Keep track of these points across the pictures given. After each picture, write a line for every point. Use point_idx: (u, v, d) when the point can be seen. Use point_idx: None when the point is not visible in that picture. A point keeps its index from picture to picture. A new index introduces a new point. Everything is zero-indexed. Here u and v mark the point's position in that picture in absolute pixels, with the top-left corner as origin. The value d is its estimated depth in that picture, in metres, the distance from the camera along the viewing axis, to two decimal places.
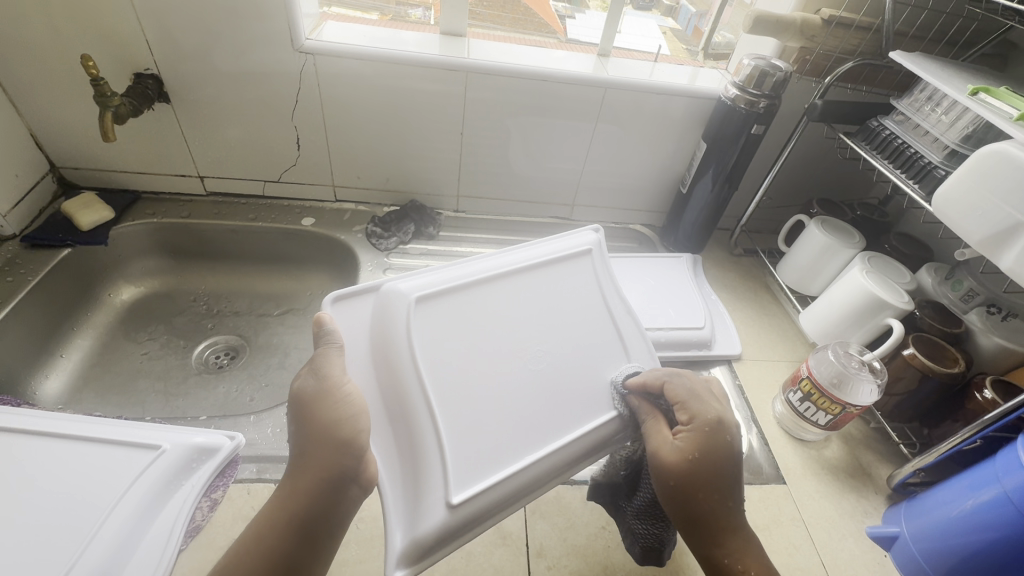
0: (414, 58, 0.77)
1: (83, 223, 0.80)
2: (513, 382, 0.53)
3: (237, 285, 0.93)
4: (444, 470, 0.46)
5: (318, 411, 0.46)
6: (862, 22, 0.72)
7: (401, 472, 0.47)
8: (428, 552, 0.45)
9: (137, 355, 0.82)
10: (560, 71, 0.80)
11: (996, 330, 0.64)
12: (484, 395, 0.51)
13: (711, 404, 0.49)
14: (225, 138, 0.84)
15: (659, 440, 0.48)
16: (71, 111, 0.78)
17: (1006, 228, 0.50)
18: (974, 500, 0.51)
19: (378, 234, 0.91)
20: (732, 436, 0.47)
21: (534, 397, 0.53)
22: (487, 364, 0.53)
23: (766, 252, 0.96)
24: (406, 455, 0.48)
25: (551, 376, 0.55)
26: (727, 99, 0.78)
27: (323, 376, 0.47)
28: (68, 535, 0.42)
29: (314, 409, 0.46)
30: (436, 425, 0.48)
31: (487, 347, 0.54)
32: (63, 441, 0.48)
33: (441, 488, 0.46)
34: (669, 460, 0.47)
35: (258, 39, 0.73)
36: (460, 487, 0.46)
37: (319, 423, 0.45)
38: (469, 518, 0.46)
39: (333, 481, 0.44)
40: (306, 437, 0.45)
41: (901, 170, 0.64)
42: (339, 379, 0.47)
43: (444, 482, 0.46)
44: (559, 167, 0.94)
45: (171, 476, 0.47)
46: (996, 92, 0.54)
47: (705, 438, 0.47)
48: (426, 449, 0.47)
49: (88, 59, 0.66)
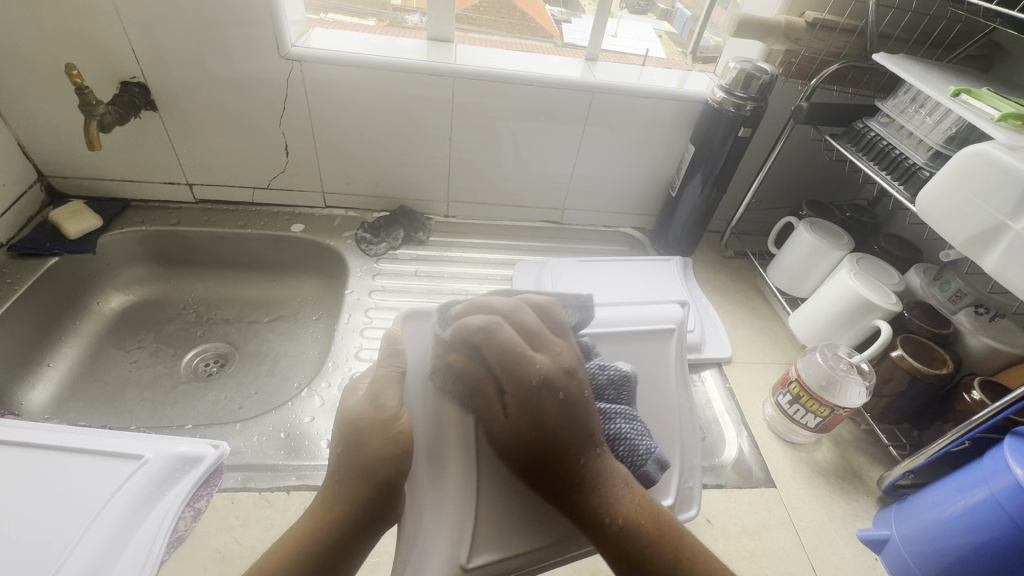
0: (402, 64, 0.77)
1: (70, 231, 0.80)
2: None
3: (227, 293, 0.93)
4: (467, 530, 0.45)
5: (376, 436, 0.45)
6: (846, 25, 0.72)
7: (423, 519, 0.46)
8: None
9: (125, 363, 0.82)
10: (548, 75, 0.81)
11: (985, 331, 0.64)
12: None
13: (530, 359, 0.46)
14: (214, 146, 0.84)
15: (532, 381, 0.47)
16: (59, 121, 0.78)
17: (990, 229, 0.50)
18: (963, 502, 0.51)
19: (368, 240, 0.91)
20: (577, 376, 0.47)
21: None
22: None
23: (756, 255, 0.96)
24: (436, 504, 0.47)
25: None
26: (714, 102, 0.78)
27: (380, 403, 0.47)
28: (46, 547, 0.41)
29: (368, 435, 0.45)
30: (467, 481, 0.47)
31: None
32: (46, 452, 0.48)
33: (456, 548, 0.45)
34: (540, 400, 0.45)
35: (244, 45, 0.74)
36: (478, 549, 0.45)
37: (371, 450, 0.44)
38: None
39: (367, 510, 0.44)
40: (346, 463, 0.44)
41: (886, 171, 0.64)
42: (394, 411, 0.47)
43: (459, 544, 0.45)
44: (550, 171, 0.94)
45: (153, 486, 0.47)
46: (977, 93, 0.54)
47: (563, 378, 0.46)
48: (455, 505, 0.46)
49: (72, 67, 0.66)
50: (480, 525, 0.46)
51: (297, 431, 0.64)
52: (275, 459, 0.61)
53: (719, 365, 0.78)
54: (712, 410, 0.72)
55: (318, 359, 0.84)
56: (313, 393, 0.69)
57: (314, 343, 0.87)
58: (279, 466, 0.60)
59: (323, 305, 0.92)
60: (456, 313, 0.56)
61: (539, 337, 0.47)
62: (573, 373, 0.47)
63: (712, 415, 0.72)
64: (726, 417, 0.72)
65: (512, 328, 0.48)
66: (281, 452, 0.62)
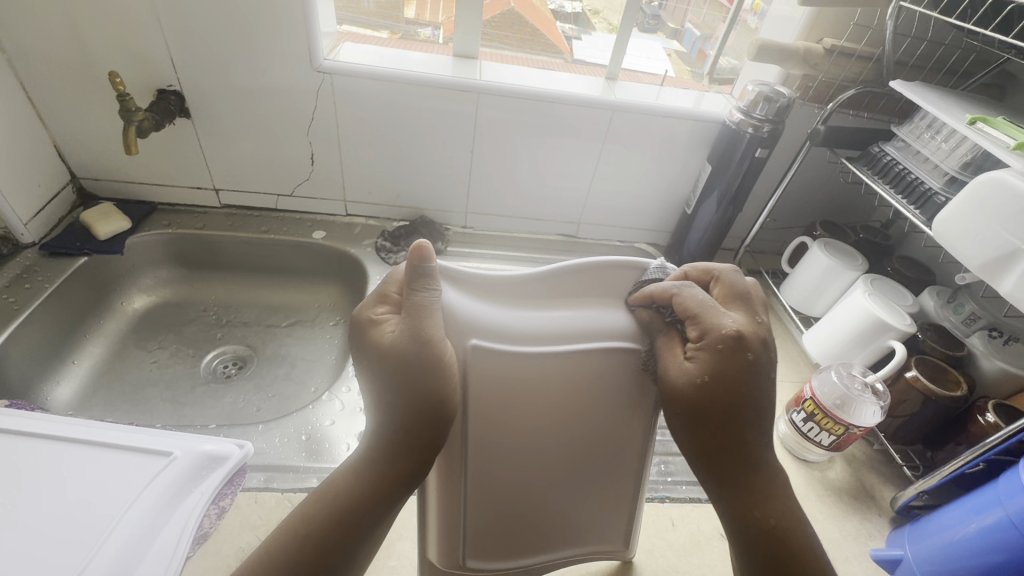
0: (428, 79, 0.79)
1: (100, 232, 0.83)
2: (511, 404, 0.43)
3: (247, 296, 0.95)
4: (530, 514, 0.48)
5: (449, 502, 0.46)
6: (862, 52, 0.74)
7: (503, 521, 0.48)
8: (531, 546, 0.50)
9: (147, 363, 0.83)
10: (570, 93, 0.82)
11: (999, 354, 0.65)
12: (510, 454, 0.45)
13: (723, 317, 0.39)
14: (240, 152, 0.87)
15: (669, 360, 0.40)
16: (96, 125, 0.81)
17: (1005, 254, 0.51)
18: (978, 523, 0.51)
19: (388, 249, 0.92)
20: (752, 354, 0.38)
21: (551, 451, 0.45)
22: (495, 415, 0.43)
23: (769, 273, 0.97)
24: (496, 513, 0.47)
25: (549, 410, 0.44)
26: (731, 123, 0.79)
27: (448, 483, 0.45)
28: (79, 538, 0.43)
29: (366, 515, 0.39)
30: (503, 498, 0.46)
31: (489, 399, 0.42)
32: (80, 446, 0.50)
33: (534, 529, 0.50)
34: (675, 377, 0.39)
35: (277, 59, 0.76)
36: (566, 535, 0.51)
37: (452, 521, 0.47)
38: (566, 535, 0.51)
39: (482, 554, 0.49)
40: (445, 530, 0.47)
41: (901, 195, 0.66)
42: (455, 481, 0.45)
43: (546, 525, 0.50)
44: (567, 185, 0.95)
45: (181, 483, 0.49)
46: (993, 122, 0.56)
47: (721, 360, 0.38)
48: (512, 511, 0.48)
49: (116, 75, 0.69)
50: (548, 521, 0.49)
51: (317, 433, 0.65)
52: (296, 461, 0.62)
53: None
54: None
55: (336, 364, 0.86)
56: (332, 398, 0.70)
57: (332, 348, 0.89)
58: (301, 467, 0.61)
59: (341, 311, 0.94)
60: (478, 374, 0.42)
61: (747, 299, 0.41)
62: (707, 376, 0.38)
63: None
64: None
65: (682, 305, 0.40)
66: (302, 454, 0.63)
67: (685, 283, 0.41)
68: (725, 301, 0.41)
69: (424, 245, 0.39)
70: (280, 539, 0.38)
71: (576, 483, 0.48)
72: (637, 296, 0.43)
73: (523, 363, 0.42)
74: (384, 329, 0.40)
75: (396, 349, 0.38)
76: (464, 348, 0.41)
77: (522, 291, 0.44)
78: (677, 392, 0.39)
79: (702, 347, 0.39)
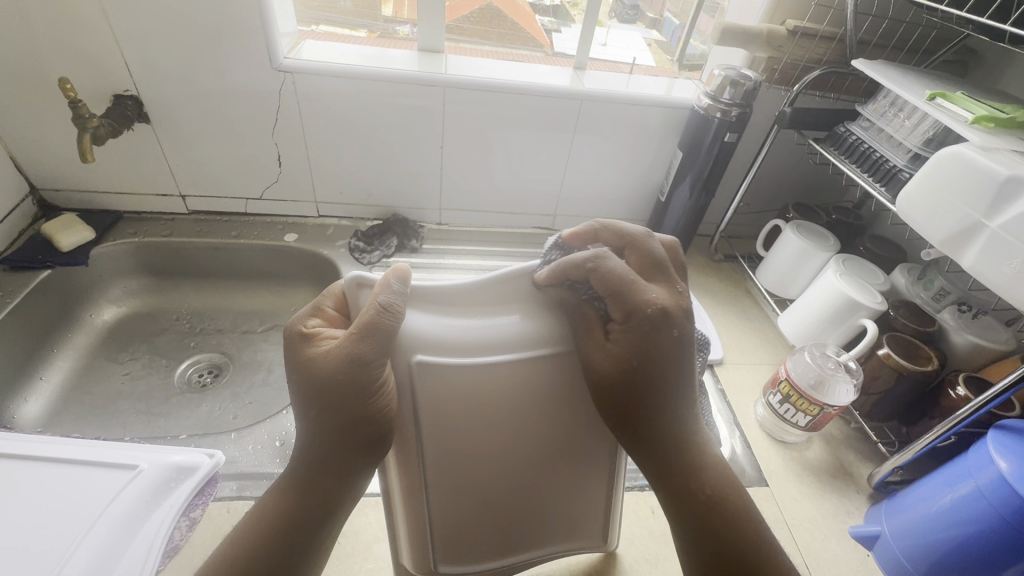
0: (394, 75, 0.78)
1: (63, 244, 0.80)
2: (473, 407, 0.43)
3: (220, 302, 0.93)
4: (501, 513, 0.48)
5: (412, 507, 0.45)
6: (826, 32, 0.74)
7: (470, 520, 0.48)
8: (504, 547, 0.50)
9: (119, 375, 0.82)
10: (539, 85, 0.82)
11: (968, 328, 0.65)
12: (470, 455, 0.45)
13: (644, 292, 0.39)
14: (205, 157, 0.85)
15: (590, 345, 0.40)
16: (52, 134, 0.79)
17: (967, 228, 0.51)
18: (951, 496, 0.52)
19: (361, 249, 0.91)
20: (677, 331, 0.39)
21: (515, 449, 0.45)
22: (451, 416, 0.43)
23: (745, 257, 0.98)
24: (461, 515, 0.47)
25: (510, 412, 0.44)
26: (700, 108, 0.79)
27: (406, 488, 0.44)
28: (40, 558, 0.42)
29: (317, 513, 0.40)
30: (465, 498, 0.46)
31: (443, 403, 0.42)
32: (41, 464, 0.48)
33: (506, 531, 0.49)
34: (597, 364, 0.39)
35: (236, 60, 0.75)
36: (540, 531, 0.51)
37: (418, 526, 0.46)
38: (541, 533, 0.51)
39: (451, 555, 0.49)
40: (410, 533, 0.47)
41: (867, 174, 0.66)
42: (414, 485, 0.44)
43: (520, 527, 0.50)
44: (540, 178, 0.95)
45: (149, 496, 0.48)
46: (952, 97, 0.56)
47: (637, 338, 0.39)
48: (479, 511, 0.47)
49: (66, 81, 0.67)
50: (518, 519, 0.49)
51: (292, 439, 0.64)
52: (271, 467, 0.61)
53: (711, 367, 0.80)
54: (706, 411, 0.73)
55: None
56: None
57: None
58: (276, 473, 0.60)
59: None
60: (426, 377, 0.40)
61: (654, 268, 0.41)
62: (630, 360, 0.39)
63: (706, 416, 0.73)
64: (720, 418, 0.73)
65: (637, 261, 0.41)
66: (277, 460, 0.62)
67: (603, 252, 0.39)
68: (646, 271, 0.41)
69: (402, 268, 0.40)
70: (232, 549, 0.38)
71: (542, 487, 0.48)
72: (548, 274, 0.39)
73: (471, 371, 0.41)
74: (320, 345, 0.39)
75: (327, 370, 0.37)
76: (407, 366, 0.40)
77: (473, 298, 0.41)
78: (602, 376, 0.39)
79: (626, 317, 0.39)
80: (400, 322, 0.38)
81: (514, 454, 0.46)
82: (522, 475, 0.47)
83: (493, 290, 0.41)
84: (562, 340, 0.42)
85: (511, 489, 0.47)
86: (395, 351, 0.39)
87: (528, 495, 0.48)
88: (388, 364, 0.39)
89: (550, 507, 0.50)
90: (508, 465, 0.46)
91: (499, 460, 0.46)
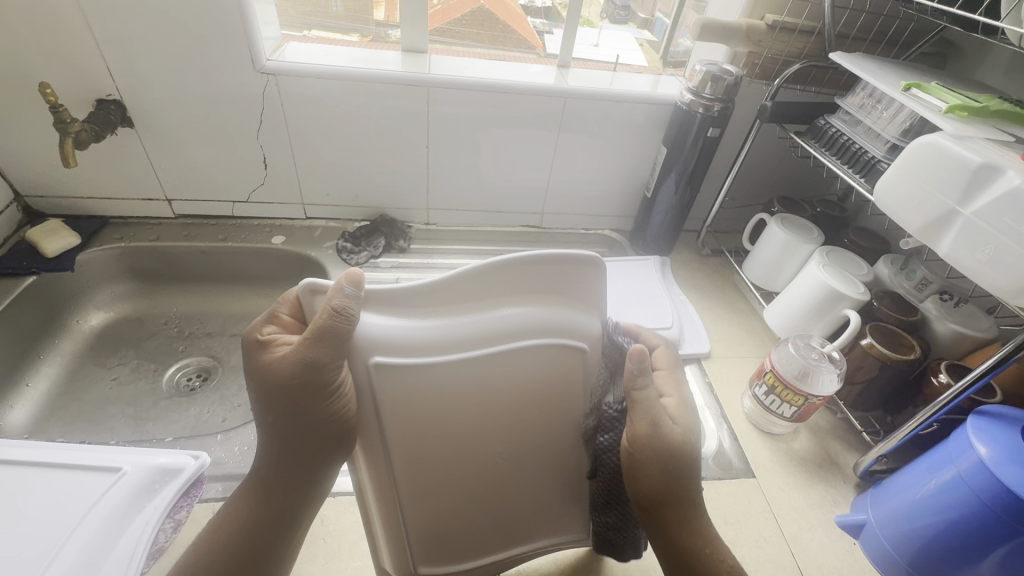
0: (377, 76, 0.78)
1: (48, 250, 0.80)
2: (440, 407, 0.42)
3: (209, 306, 0.93)
4: (477, 508, 0.48)
5: (387, 505, 0.45)
6: (804, 26, 0.75)
7: (448, 516, 0.48)
8: (484, 542, 0.50)
9: (106, 380, 0.81)
10: (522, 83, 0.82)
11: (950, 317, 0.66)
12: (441, 452, 0.44)
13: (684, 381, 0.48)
14: (190, 161, 0.85)
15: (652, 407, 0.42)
16: (35, 140, 0.79)
17: (942, 216, 0.52)
18: (934, 482, 0.52)
19: (349, 249, 0.91)
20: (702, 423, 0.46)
21: (488, 445, 0.45)
22: (417, 415, 0.42)
23: (732, 252, 0.98)
24: (437, 511, 0.47)
25: (479, 409, 0.43)
26: (683, 104, 0.79)
27: (380, 487, 0.44)
28: (22, 563, 0.42)
29: (282, 508, 0.42)
30: (440, 494, 0.46)
31: (409, 402, 0.41)
32: (23, 468, 0.48)
33: (485, 526, 0.50)
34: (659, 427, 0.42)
35: (218, 61, 0.75)
36: (520, 526, 0.51)
37: (394, 526, 0.46)
38: (521, 528, 0.51)
39: (430, 551, 0.49)
40: (389, 533, 0.47)
41: (847, 165, 0.67)
42: (385, 483, 0.44)
43: (499, 522, 0.50)
44: (528, 177, 0.95)
45: (133, 498, 0.47)
46: (927, 87, 0.57)
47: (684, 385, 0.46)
48: (456, 507, 0.48)
49: (47, 86, 0.67)
50: (497, 514, 0.49)
51: None
52: None
53: (698, 360, 0.80)
54: (693, 404, 0.74)
55: None
56: None
57: None
58: None
59: None
60: (384, 377, 0.39)
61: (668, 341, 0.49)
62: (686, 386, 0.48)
63: (693, 409, 0.73)
64: (707, 411, 0.74)
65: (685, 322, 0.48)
66: None
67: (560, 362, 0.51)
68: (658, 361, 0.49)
69: (355, 273, 0.37)
70: (202, 544, 0.40)
71: (516, 482, 0.48)
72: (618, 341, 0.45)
73: (433, 370, 0.40)
74: (276, 351, 0.39)
75: (282, 374, 0.37)
76: (365, 368, 0.39)
77: (433, 298, 0.39)
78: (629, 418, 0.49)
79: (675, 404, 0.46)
80: (355, 325, 0.37)
81: (486, 450, 0.45)
82: (496, 470, 0.47)
83: (453, 290, 0.38)
84: (528, 336, 0.41)
85: (482, 485, 0.47)
86: (352, 353, 0.38)
87: (504, 490, 0.48)
88: (346, 367, 0.39)
89: (527, 502, 0.50)
90: (479, 463, 0.46)
91: (470, 458, 0.45)
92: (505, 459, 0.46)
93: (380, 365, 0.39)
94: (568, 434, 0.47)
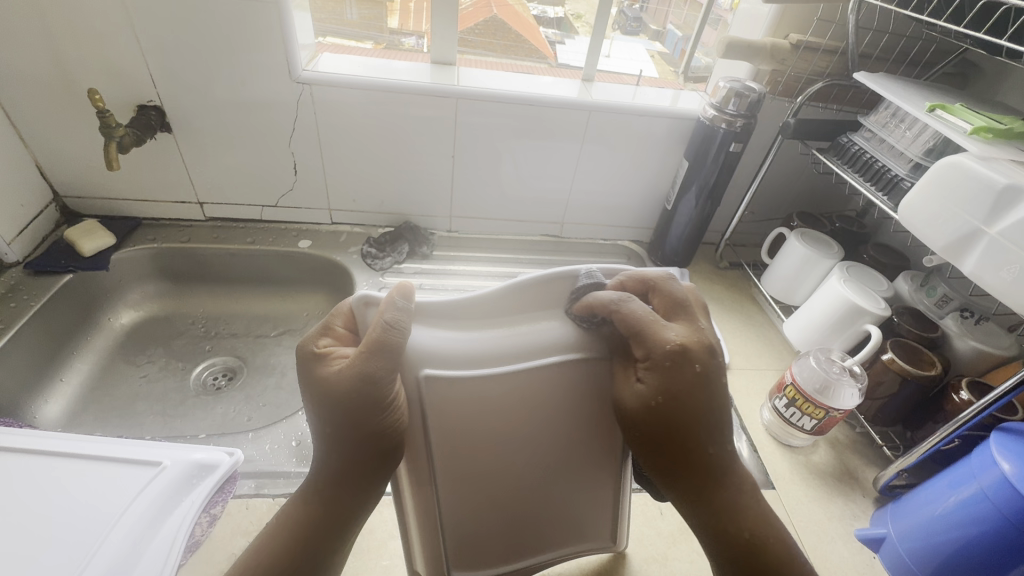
0: (406, 86, 0.80)
1: (84, 249, 0.83)
2: (485, 419, 0.43)
3: (235, 307, 0.95)
4: (512, 518, 0.50)
5: (426, 511, 0.47)
6: (828, 46, 0.77)
7: (484, 525, 0.49)
8: (516, 550, 0.52)
9: (136, 377, 0.83)
10: (546, 95, 0.84)
11: (971, 334, 0.67)
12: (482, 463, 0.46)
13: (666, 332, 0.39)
14: (223, 165, 0.87)
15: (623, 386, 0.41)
16: (78, 143, 0.82)
17: (968, 235, 0.53)
18: (955, 498, 0.53)
19: (373, 255, 0.93)
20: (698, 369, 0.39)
21: (527, 456, 0.46)
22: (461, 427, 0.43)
23: (750, 265, 0.99)
24: (473, 519, 0.48)
25: (522, 421, 0.45)
26: (705, 119, 0.81)
27: (420, 494, 0.46)
28: (70, 551, 0.43)
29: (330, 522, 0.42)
30: (477, 505, 0.48)
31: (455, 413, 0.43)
32: (69, 460, 0.50)
33: (518, 535, 0.51)
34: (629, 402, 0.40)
35: (256, 70, 0.77)
36: (551, 533, 0.52)
37: (431, 531, 0.48)
38: (553, 537, 0.52)
39: (464, 558, 0.50)
40: (425, 539, 0.48)
41: (869, 182, 0.68)
42: (426, 490, 0.46)
43: (531, 530, 0.51)
44: (550, 186, 0.97)
45: (172, 492, 0.49)
46: (952, 108, 0.58)
47: (671, 376, 0.39)
48: (492, 516, 0.49)
49: (95, 92, 0.69)
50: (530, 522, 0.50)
51: (307, 440, 0.66)
52: (288, 466, 0.63)
53: None
54: None
55: None
56: None
57: None
58: (292, 473, 0.62)
59: None
60: (432, 388, 0.41)
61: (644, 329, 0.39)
62: (699, 351, 0.40)
63: None
64: None
65: (623, 322, 0.39)
66: (293, 459, 0.64)
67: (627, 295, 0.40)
68: (667, 312, 0.42)
69: (406, 285, 0.40)
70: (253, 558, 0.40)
71: (548, 491, 0.49)
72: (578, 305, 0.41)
73: (482, 383, 0.42)
74: (333, 365, 0.40)
75: (341, 388, 0.38)
76: (416, 379, 0.41)
77: (475, 312, 0.42)
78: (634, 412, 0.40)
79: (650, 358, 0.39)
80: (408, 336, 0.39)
81: (524, 461, 0.47)
82: (533, 481, 0.48)
83: (505, 301, 0.41)
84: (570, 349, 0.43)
85: (516, 492, 0.48)
86: (404, 365, 0.40)
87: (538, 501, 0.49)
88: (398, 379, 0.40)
89: (561, 511, 0.51)
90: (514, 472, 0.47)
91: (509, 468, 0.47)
92: (543, 469, 0.48)
93: (430, 377, 0.40)
94: (604, 444, 0.48)
